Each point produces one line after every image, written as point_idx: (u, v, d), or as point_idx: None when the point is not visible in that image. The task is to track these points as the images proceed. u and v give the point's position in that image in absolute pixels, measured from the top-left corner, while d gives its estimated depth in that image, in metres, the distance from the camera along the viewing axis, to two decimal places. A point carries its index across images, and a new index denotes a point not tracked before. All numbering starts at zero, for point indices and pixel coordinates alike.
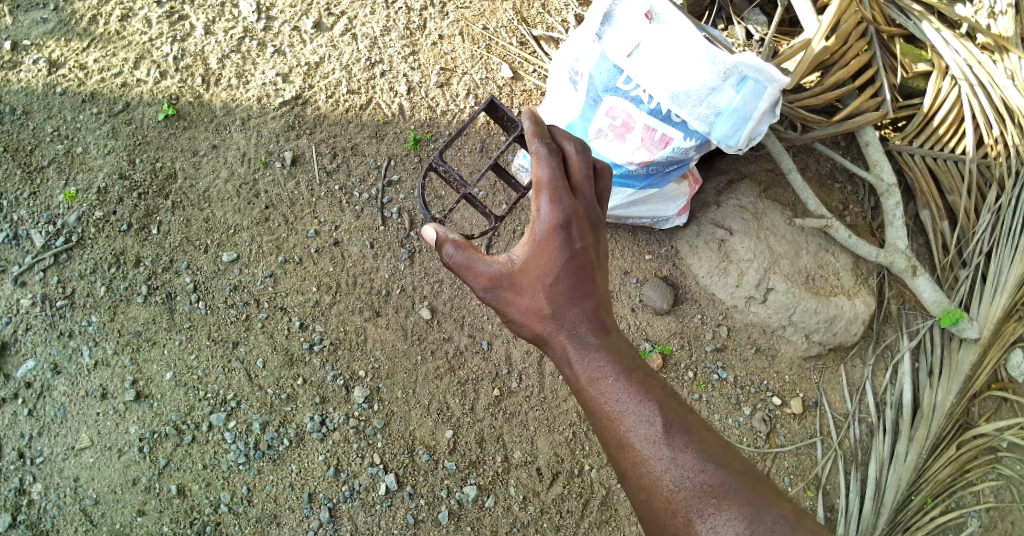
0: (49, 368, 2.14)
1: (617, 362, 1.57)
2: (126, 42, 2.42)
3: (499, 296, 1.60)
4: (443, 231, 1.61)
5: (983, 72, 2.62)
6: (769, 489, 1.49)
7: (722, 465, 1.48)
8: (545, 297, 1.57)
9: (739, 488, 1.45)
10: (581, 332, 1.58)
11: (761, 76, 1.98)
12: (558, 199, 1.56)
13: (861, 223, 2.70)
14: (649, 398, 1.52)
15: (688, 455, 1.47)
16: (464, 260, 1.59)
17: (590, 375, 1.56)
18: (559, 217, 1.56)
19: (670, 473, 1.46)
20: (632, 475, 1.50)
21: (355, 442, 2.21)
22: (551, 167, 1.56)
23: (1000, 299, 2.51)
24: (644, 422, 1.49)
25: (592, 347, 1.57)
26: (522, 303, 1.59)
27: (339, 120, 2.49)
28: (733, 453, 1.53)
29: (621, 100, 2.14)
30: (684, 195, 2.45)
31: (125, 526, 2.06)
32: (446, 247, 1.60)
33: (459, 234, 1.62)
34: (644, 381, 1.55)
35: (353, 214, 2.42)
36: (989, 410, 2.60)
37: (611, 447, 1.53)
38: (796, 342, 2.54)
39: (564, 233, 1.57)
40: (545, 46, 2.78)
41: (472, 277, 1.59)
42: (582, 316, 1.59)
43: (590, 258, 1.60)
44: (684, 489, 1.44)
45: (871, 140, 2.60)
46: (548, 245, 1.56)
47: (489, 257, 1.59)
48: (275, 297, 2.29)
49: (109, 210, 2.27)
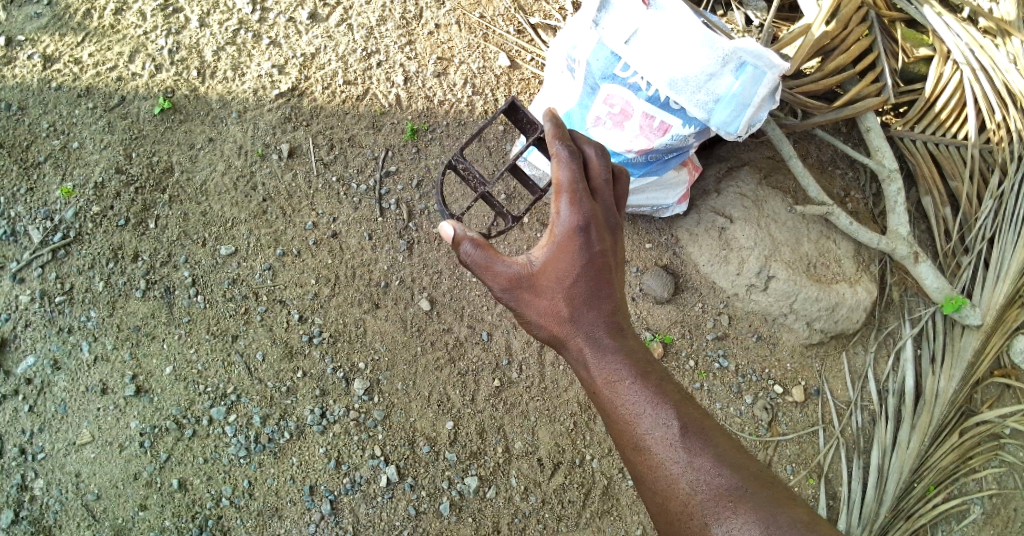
0: (50, 364, 2.14)
1: (634, 364, 1.57)
2: (121, 36, 2.41)
3: (517, 296, 1.60)
4: (462, 229, 1.62)
5: (984, 57, 2.59)
6: (787, 495, 1.46)
7: (739, 469, 1.46)
8: (564, 299, 1.58)
9: (757, 492, 1.43)
10: (598, 334, 1.58)
11: (760, 62, 1.95)
12: (578, 201, 1.57)
13: (863, 210, 2.68)
14: (665, 400, 1.52)
15: (705, 458, 1.46)
16: (483, 260, 1.60)
17: (607, 377, 1.56)
18: (578, 220, 1.57)
19: (685, 476, 1.45)
20: (648, 478, 1.49)
21: (355, 435, 2.21)
22: (571, 169, 1.58)
23: (1003, 285, 2.49)
24: (661, 424, 1.50)
25: (609, 350, 1.57)
26: (540, 303, 1.59)
27: (336, 111, 2.48)
28: (749, 458, 1.52)
29: (619, 88, 2.11)
30: (683, 183, 2.43)
31: (127, 521, 2.07)
32: (464, 245, 1.61)
33: (477, 233, 1.63)
34: (660, 384, 1.55)
35: (351, 206, 2.41)
36: (992, 396, 2.59)
37: (627, 450, 1.53)
38: (797, 330, 2.53)
39: (583, 236, 1.57)
40: (543, 34, 2.77)
41: (490, 277, 1.60)
42: (600, 318, 1.59)
43: (609, 262, 1.61)
44: (700, 492, 1.43)
45: (871, 126, 2.58)
46: (568, 247, 1.57)
47: (508, 257, 1.60)
48: (274, 290, 2.28)
49: (106, 206, 2.26)
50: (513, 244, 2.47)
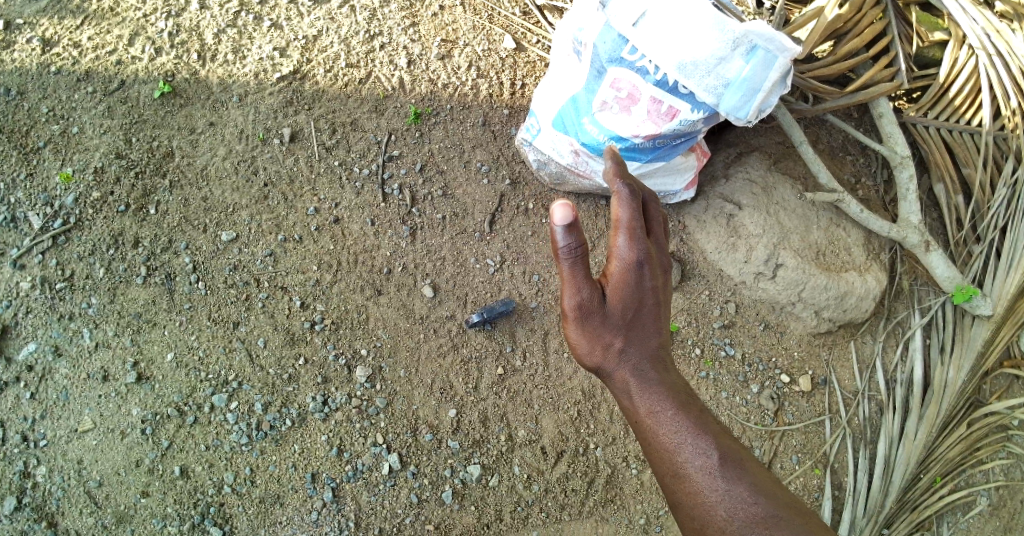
0: (51, 350, 2.14)
1: (675, 397, 1.58)
2: (121, 19, 2.37)
3: (581, 324, 1.56)
4: (574, 219, 1.43)
5: (1001, 41, 2.51)
6: (816, 522, 1.46)
7: (773, 497, 1.48)
8: (619, 330, 1.58)
9: (792, 520, 1.44)
10: (643, 367, 1.60)
11: (771, 46, 1.89)
12: (637, 239, 1.56)
13: (873, 197, 2.63)
14: (705, 431, 1.54)
15: (741, 487, 1.47)
16: (571, 273, 1.50)
17: (650, 406, 1.57)
18: (637, 256, 1.56)
19: (724, 503, 1.46)
20: (687, 505, 1.50)
21: (357, 422, 2.20)
22: (631, 208, 1.56)
23: (1015, 274, 2.46)
24: (701, 453, 1.50)
25: (653, 383, 1.59)
26: (598, 331, 1.57)
27: (337, 94, 2.44)
28: (782, 487, 1.53)
29: (626, 71, 2.05)
30: (691, 168, 2.38)
31: (130, 508, 2.07)
32: (566, 239, 1.44)
33: (580, 233, 1.46)
34: (701, 416, 1.56)
35: (353, 191, 2.37)
36: (1002, 387, 2.56)
37: (666, 477, 1.54)
38: (805, 318, 2.49)
39: (637, 272, 1.56)
40: (549, 16, 2.70)
41: (566, 294, 1.54)
42: (645, 351, 1.61)
43: (660, 297, 1.62)
44: (737, 520, 1.44)
45: (884, 112, 2.50)
46: (626, 279, 1.56)
47: (584, 281, 1.52)
48: (275, 276, 2.26)
49: (107, 191, 2.24)
50: (518, 231, 2.46)
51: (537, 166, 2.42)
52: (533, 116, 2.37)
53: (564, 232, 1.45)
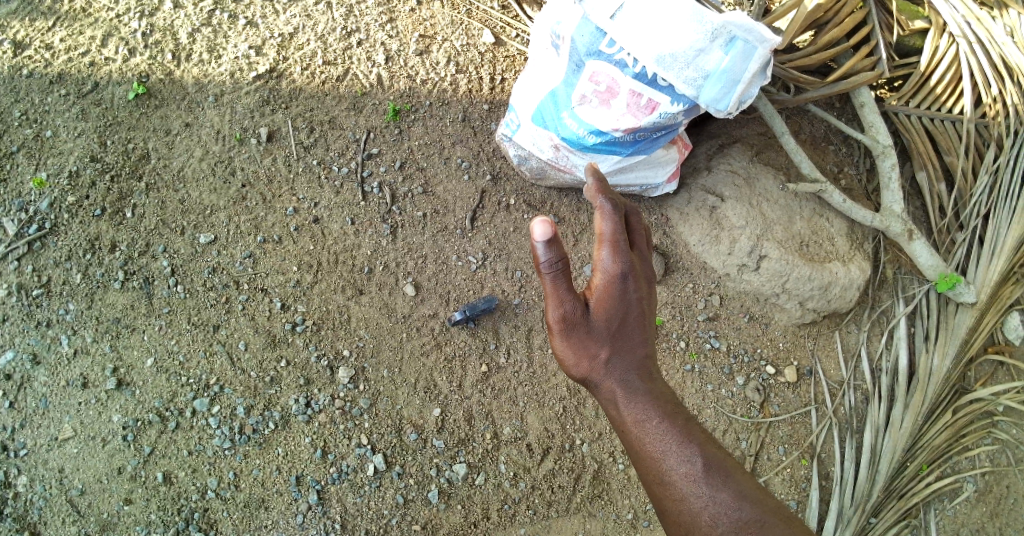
0: (29, 358, 2.11)
1: (662, 405, 1.57)
2: (93, 20, 2.33)
3: (568, 336, 1.54)
4: (552, 233, 1.42)
5: (981, 29, 2.48)
6: (795, 524, 1.50)
7: (757, 502, 1.50)
8: (605, 341, 1.56)
9: (774, 523, 1.47)
10: (630, 377, 1.58)
11: (750, 36, 1.87)
12: (620, 252, 1.54)
13: (856, 187, 2.62)
14: (691, 439, 1.53)
15: (725, 493, 1.48)
16: (553, 285, 1.49)
17: (636, 415, 1.56)
18: (620, 268, 1.55)
19: (709, 509, 1.47)
20: (671, 511, 1.51)
21: (341, 423, 2.19)
22: (614, 222, 1.54)
23: (998, 261, 2.46)
24: (686, 460, 1.51)
25: (640, 392, 1.57)
26: (584, 343, 1.55)
27: (315, 92, 2.41)
28: (766, 491, 1.55)
29: (605, 65, 2.03)
30: (672, 161, 2.37)
31: (112, 515, 2.06)
32: (544, 252, 1.44)
33: (558, 247, 1.45)
34: (687, 424, 1.56)
35: (332, 190, 2.35)
36: (986, 373, 2.57)
37: (651, 484, 1.54)
38: (790, 309, 2.49)
39: (621, 285, 1.56)
40: (528, 9, 2.66)
41: (550, 306, 1.52)
42: (631, 361, 1.59)
43: (646, 308, 1.61)
44: (722, 525, 1.46)
45: (866, 101, 2.48)
46: (611, 292, 1.55)
47: (568, 293, 1.51)
48: (255, 278, 2.24)
49: (82, 195, 2.21)
50: (500, 227, 2.44)
51: (518, 161, 2.40)
52: (513, 111, 2.35)
53: (545, 246, 1.44)
